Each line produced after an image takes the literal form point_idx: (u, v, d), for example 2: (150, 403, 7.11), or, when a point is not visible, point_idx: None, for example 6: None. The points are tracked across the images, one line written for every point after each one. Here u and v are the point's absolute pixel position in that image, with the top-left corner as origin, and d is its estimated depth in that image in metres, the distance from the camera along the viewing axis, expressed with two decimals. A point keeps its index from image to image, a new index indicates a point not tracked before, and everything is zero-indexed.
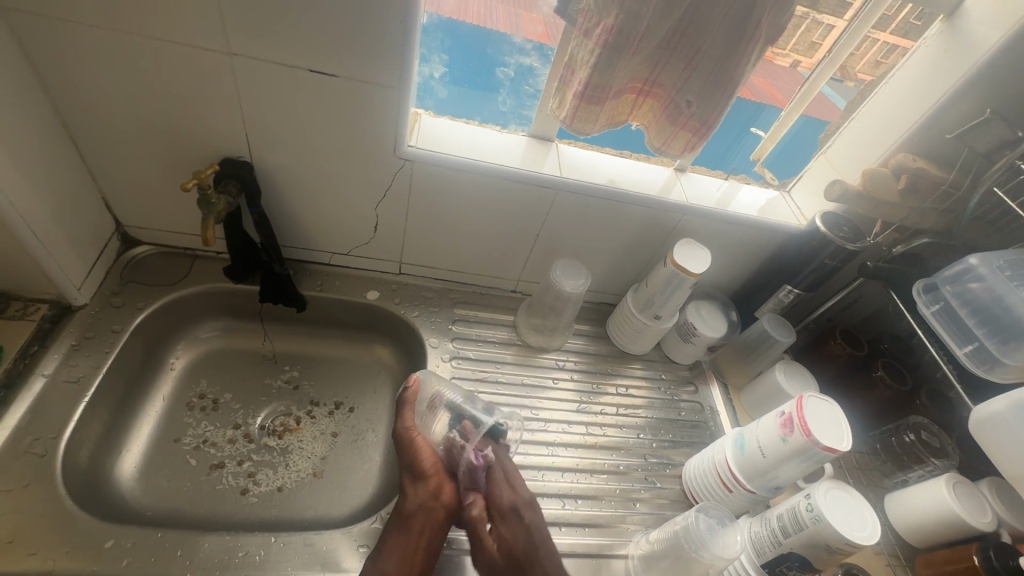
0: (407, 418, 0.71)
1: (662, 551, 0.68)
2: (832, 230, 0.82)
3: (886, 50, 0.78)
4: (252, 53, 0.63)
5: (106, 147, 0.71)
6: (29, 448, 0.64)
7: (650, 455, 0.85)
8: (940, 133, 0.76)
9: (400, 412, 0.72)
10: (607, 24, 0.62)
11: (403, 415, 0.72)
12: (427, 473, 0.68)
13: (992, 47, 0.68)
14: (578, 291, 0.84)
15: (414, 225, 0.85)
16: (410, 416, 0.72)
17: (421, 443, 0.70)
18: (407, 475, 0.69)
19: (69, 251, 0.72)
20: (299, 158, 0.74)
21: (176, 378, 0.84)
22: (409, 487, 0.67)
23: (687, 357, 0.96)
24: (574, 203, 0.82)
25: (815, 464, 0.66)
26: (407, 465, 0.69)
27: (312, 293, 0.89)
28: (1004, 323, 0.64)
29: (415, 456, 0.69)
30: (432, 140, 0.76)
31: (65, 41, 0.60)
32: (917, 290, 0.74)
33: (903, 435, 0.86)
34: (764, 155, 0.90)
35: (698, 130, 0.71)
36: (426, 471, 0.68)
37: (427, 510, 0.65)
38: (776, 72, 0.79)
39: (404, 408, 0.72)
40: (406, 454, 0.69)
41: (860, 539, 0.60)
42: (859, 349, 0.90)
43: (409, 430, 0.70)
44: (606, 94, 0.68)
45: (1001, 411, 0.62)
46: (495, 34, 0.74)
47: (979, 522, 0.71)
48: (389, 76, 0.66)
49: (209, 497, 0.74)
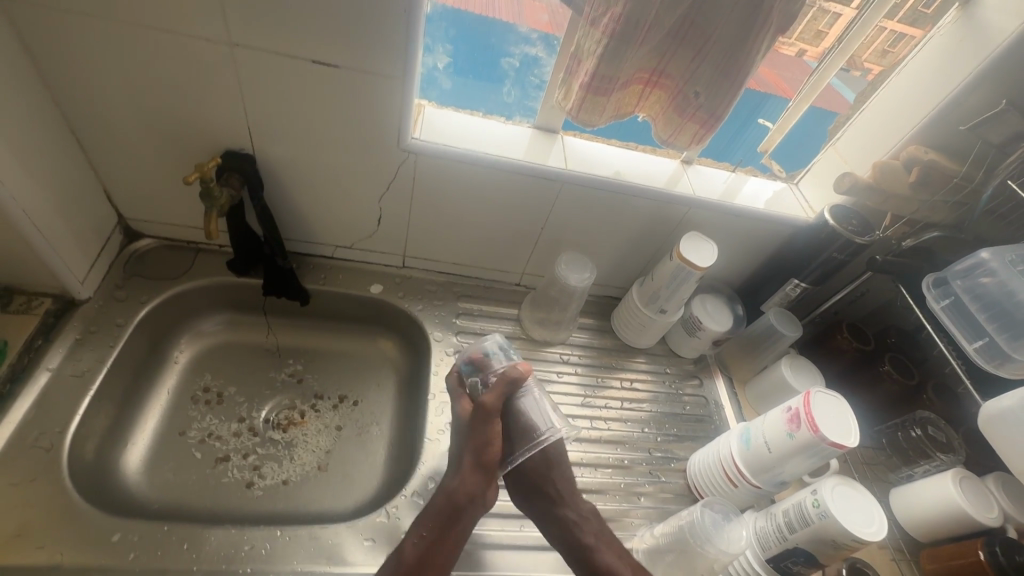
0: (495, 400, 0.66)
1: (667, 546, 0.68)
2: (842, 224, 0.81)
3: (893, 39, 0.77)
4: (254, 45, 0.62)
5: (107, 140, 0.71)
6: (36, 442, 0.65)
7: (655, 450, 0.85)
8: (953, 125, 0.75)
9: (498, 390, 0.67)
10: (615, 12, 0.61)
11: (492, 396, 0.67)
12: (488, 463, 0.65)
13: (1007, 37, 0.67)
14: (584, 285, 0.84)
15: (417, 218, 0.84)
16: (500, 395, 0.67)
17: (495, 430, 0.66)
18: (471, 458, 0.66)
19: (71, 245, 0.72)
20: (300, 151, 0.73)
21: (181, 371, 0.84)
22: (468, 471, 0.65)
23: (693, 350, 0.95)
24: (581, 195, 0.81)
25: (822, 460, 0.65)
26: (476, 448, 0.66)
27: (315, 287, 0.88)
28: (1016, 319, 0.63)
29: (487, 437, 0.66)
30: (436, 131, 0.76)
31: (64, 32, 0.59)
32: (926, 285, 0.73)
33: (910, 430, 0.85)
34: (772, 146, 0.88)
35: (707, 121, 0.70)
36: (491, 465, 0.66)
37: (473, 503, 0.64)
38: (782, 62, 0.77)
39: (498, 385, 0.68)
40: (476, 436, 0.66)
41: (866, 534, 0.60)
42: (866, 343, 0.89)
43: (491, 421, 0.66)
44: (613, 84, 0.67)
45: (1011, 407, 0.62)
46: (498, 23, 0.74)
47: (984, 517, 0.71)
48: (393, 67, 0.65)
49: (214, 490, 0.74)
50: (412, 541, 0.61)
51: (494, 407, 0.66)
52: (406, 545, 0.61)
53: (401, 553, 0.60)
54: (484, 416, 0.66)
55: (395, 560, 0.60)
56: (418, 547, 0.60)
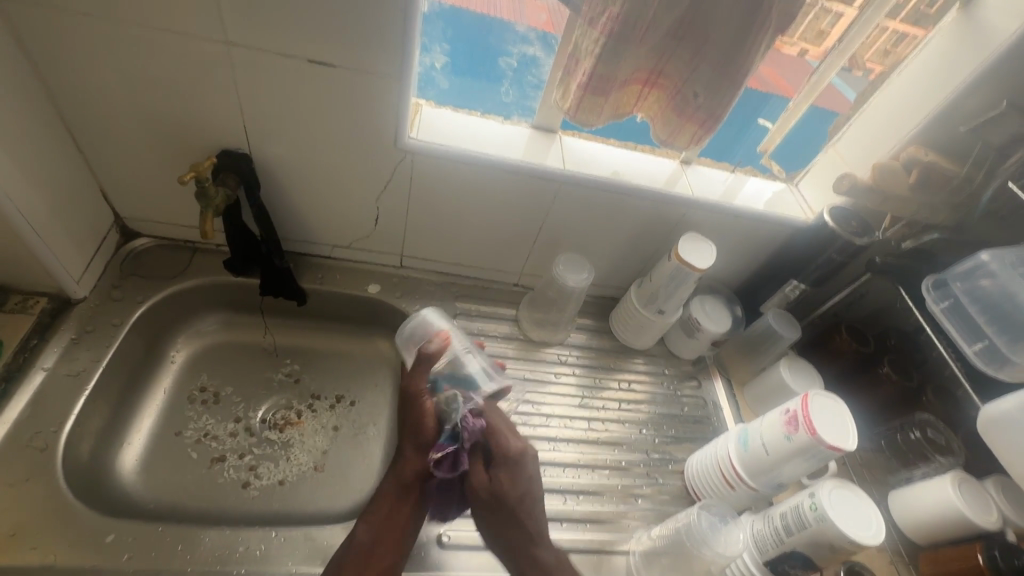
0: (418, 380, 0.68)
1: (663, 548, 0.68)
2: (841, 225, 0.81)
3: (894, 40, 0.77)
4: (250, 44, 0.61)
5: (103, 140, 0.71)
6: (31, 442, 0.64)
7: (652, 451, 0.85)
8: (954, 126, 0.74)
9: (415, 369, 0.68)
10: (612, 12, 0.61)
11: (413, 375, 0.68)
12: (425, 442, 0.66)
13: (1009, 37, 0.66)
14: (581, 285, 0.84)
15: (414, 218, 0.84)
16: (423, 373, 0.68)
17: (427, 409, 0.67)
18: (410, 439, 0.67)
19: (67, 244, 0.72)
20: (298, 151, 0.73)
21: (177, 371, 0.84)
22: (410, 451, 0.67)
23: (692, 351, 0.95)
24: (579, 195, 0.80)
25: (820, 462, 0.65)
26: (412, 429, 0.67)
27: (312, 287, 0.88)
28: (1016, 321, 0.62)
29: (419, 417, 0.67)
30: (433, 131, 0.75)
31: (58, 31, 0.59)
32: (926, 286, 0.73)
33: (909, 432, 0.86)
34: (772, 147, 0.88)
35: (705, 121, 0.70)
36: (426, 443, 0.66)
37: (421, 482, 0.66)
38: (784, 61, 0.77)
39: (420, 365, 0.68)
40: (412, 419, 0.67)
41: (863, 538, 0.60)
42: (866, 345, 0.88)
43: (418, 396, 0.67)
44: (612, 84, 0.67)
45: (1011, 411, 0.62)
46: (495, 23, 0.75)
47: (984, 520, 0.71)
48: (390, 66, 0.64)
49: (209, 491, 0.74)
50: (365, 522, 0.63)
51: (419, 387, 0.67)
52: (359, 527, 0.63)
53: (354, 537, 0.62)
54: (407, 396, 0.68)
55: (348, 543, 0.61)
56: (369, 526, 0.63)
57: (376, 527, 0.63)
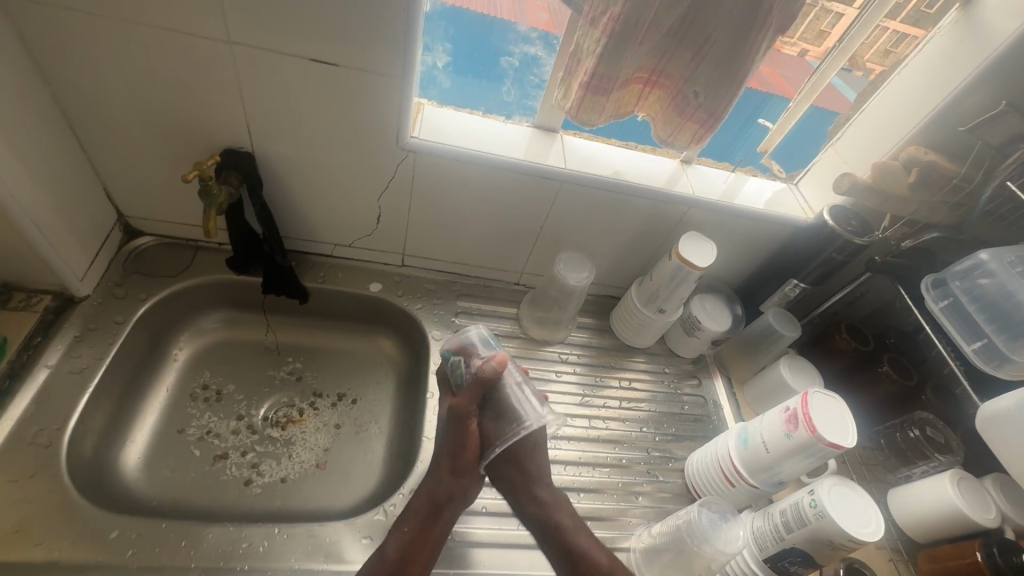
0: (468, 401, 0.68)
1: (664, 545, 0.68)
2: (841, 225, 0.81)
3: (895, 40, 0.77)
4: (253, 43, 0.62)
5: (106, 138, 0.71)
6: (34, 439, 0.65)
7: (653, 449, 0.85)
8: (953, 125, 0.74)
9: (470, 391, 0.68)
10: (614, 11, 0.61)
11: (463, 397, 0.68)
12: (464, 461, 0.68)
13: (1008, 38, 0.67)
14: (582, 284, 0.84)
15: (416, 217, 0.84)
16: (475, 394, 0.68)
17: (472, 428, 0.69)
18: (447, 461, 0.68)
19: (70, 243, 0.72)
20: (300, 150, 0.73)
21: (180, 369, 0.84)
22: (445, 474, 0.67)
23: (692, 350, 0.95)
24: (580, 194, 0.81)
25: (820, 460, 0.65)
26: (451, 450, 0.68)
27: (314, 285, 0.88)
28: (1015, 320, 0.63)
29: (462, 436, 0.68)
30: (435, 130, 0.76)
31: (62, 30, 0.59)
32: (926, 285, 0.73)
33: (908, 430, 0.85)
34: (772, 146, 0.88)
35: (706, 121, 0.70)
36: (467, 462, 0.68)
37: (451, 501, 0.67)
38: (785, 61, 0.76)
39: (474, 385, 0.68)
40: (454, 437, 0.68)
41: (863, 535, 0.60)
42: (865, 344, 0.89)
43: (465, 418, 0.68)
44: (613, 84, 0.67)
45: (1009, 409, 0.62)
46: (497, 23, 0.73)
47: (983, 517, 0.71)
48: (392, 65, 0.65)
49: (212, 488, 0.75)
50: (393, 537, 0.63)
51: (468, 408, 0.68)
52: (389, 541, 0.62)
53: (385, 552, 0.61)
54: (456, 415, 0.68)
55: (378, 559, 0.60)
56: (400, 542, 0.62)
57: (406, 542, 0.62)
